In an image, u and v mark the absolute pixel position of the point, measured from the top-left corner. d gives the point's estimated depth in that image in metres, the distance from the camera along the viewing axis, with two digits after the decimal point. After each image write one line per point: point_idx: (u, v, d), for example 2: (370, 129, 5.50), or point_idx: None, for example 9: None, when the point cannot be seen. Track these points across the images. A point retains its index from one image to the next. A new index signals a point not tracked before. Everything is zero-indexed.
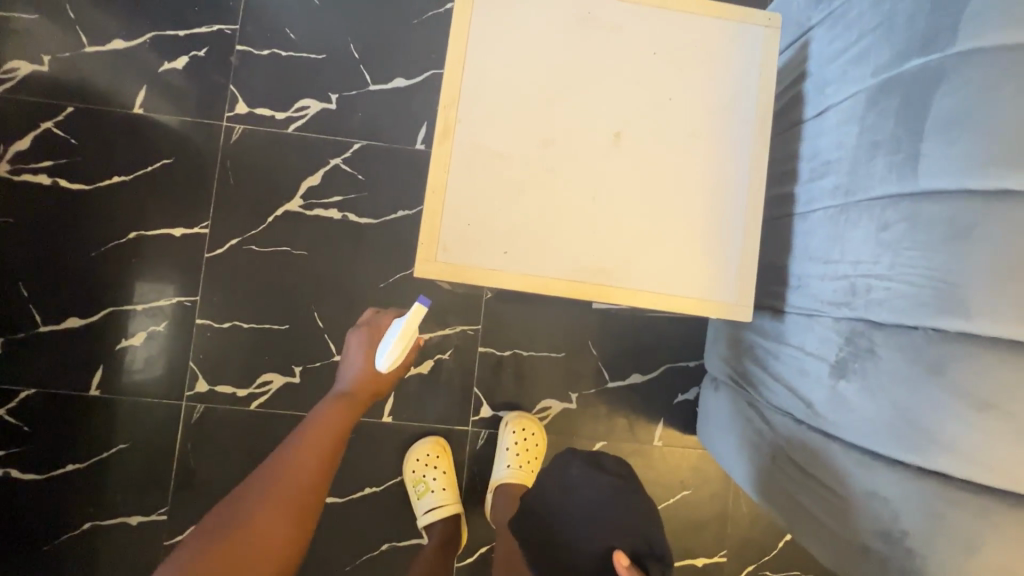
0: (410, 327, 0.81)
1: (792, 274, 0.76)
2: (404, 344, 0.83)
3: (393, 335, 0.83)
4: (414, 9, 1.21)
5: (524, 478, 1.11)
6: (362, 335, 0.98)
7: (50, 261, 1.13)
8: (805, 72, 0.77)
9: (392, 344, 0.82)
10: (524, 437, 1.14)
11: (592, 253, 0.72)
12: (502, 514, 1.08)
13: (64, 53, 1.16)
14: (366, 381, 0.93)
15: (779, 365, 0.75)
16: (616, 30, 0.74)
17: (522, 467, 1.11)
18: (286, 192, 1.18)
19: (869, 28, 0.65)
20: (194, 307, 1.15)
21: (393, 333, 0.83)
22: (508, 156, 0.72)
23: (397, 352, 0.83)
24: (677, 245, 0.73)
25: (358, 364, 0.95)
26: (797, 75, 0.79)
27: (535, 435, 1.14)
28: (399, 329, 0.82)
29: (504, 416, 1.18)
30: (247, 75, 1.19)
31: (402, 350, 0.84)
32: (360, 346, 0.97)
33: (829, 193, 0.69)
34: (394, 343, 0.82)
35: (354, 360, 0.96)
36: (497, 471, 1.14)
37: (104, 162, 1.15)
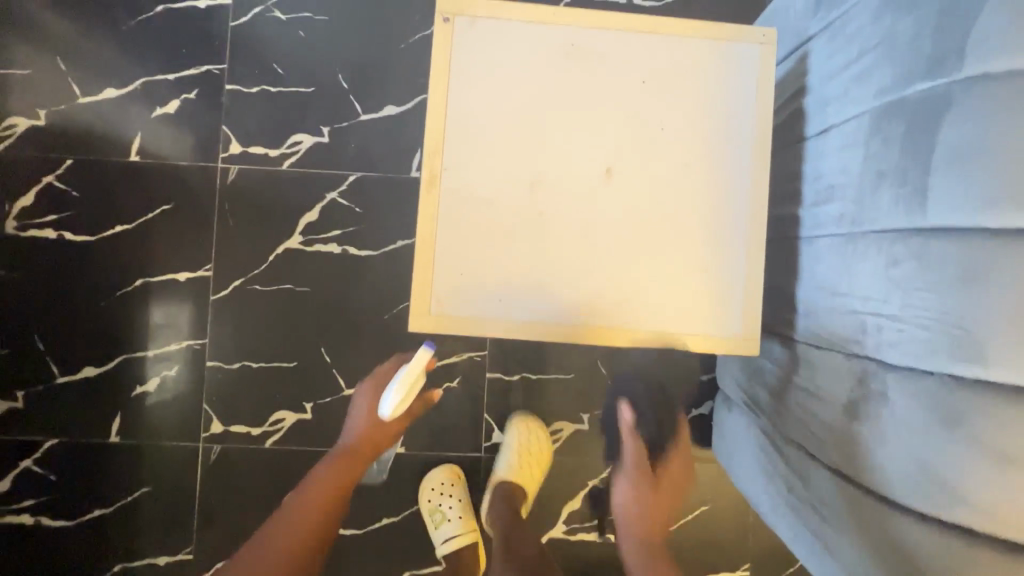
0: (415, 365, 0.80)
1: (801, 301, 0.73)
2: (408, 390, 0.79)
3: (396, 381, 0.78)
4: (400, 33, 1.19)
5: (523, 477, 1.11)
6: (368, 382, 0.96)
7: (64, 312, 1.15)
8: (806, 86, 0.74)
9: (394, 390, 0.78)
10: (529, 438, 1.13)
11: (587, 295, 0.71)
12: (499, 511, 1.08)
13: (60, 106, 1.17)
14: (367, 436, 0.91)
15: (792, 395, 0.73)
16: (600, 60, 0.71)
17: (523, 467, 1.11)
18: (285, 230, 1.17)
19: (869, 47, 0.61)
20: (203, 349, 1.16)
21: (392, 381, 0.79)
22: (496, 201, 0.70)
23: (398, 400, 0.78)
24: (675, 281, 0.71)
25: (364, 411, 0.94)
26: (798, 89, 0.77)
27: (541, 438, 1.14)
28: (401, 377, 0.78)
29: (508, 416, 1.17)
30: (238, 114, 1.18)
31: (403, 399, 0.78)
32: (367, 393, 0.95)
33: (835, 219, 0.66)
34: (396, 389, 0.77)
35: (359, 410, 0.95)
36: (497, 466, 1.14)
37: (104, 212, 1.16)
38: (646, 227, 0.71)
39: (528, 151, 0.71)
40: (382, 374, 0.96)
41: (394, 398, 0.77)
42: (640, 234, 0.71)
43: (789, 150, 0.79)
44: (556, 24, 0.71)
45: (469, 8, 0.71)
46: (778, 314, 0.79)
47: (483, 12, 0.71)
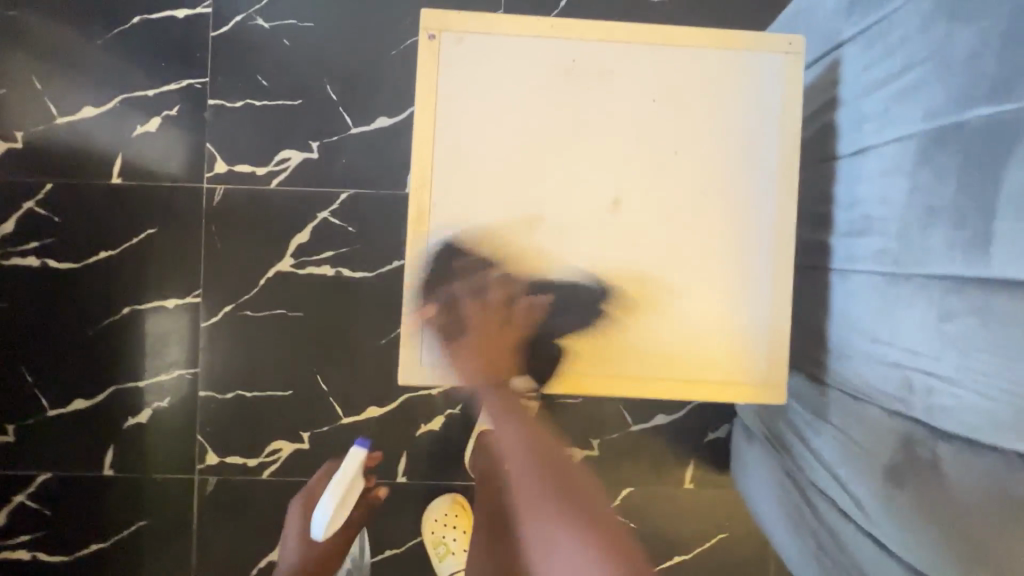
0: (350, 470, 0.83)
1: (833, 341, 0.66)
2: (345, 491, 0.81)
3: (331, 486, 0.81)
4: (391, 39, 1.11)
5: None
6: (299, 502, 1.03)
7: (50, 344, 1.11)
8: (839, 98, 0.66)
9: (332, 492, 0.79)
10: None
11: (596, 341, 0.64)
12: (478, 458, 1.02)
13: (38, 127, 1.11)
14: (301, 563, 0.96)
15: (822, 444, 0.66)
16: (606, 76, 0.64)
17: None
18: (276, 253, 1.12)
19: (917, 59, 0.53)
20: (195, 379, 1.12)
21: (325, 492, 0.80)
22: (491, 239, 0.63)
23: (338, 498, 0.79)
24: (693, 324, 0.63)
25: (297, 535, 1.00)
26: (829, 100, 0.69)
27: None
28: (337, 481, 0.81)
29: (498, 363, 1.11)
30: (223, 131, 1.12)
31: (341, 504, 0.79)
32: (298, 515, 1.02)
33: (875, 254, 0.58)
34: (335, 490, 0.80)
35: (291, 537, 1.01)
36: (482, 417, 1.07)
37: (88, 238, 1.11)
38: (659, 264, 0.64)
39: (525, 182, 0.64)
40: (309, 496, 1.02)
41: (333, 498, 0.79)
42: (652, 272, 0.64)
43: (819, 168, 0.71)
44: (555, 36, 0.64)
45: (456, 22, 0.63)
46: (809, 349, 0.72)
47: (472, 27, 0.63)
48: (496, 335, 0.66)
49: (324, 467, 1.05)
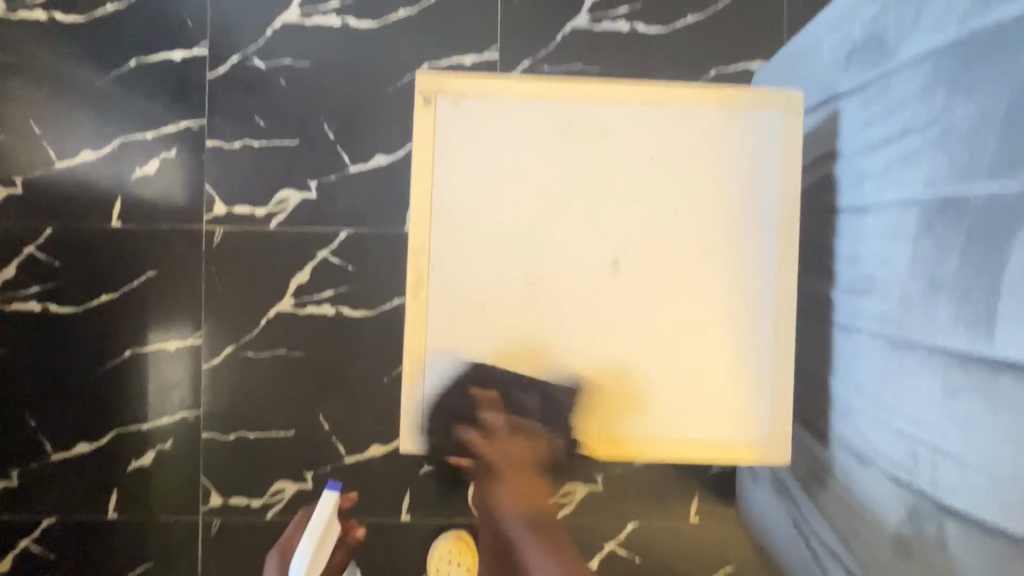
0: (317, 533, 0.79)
1: (839, 398, 0.65)
2: (319, 539, 0.79)
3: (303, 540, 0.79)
4: (388, 77, 1.12)
5: None
6: None
7: (53, 388, 1.11)
8: (839, 151, 0.66)
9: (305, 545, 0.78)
10: None
11: (600, 405, 0.64)
12: None
13: (37, 172, 1.12)
14: None
15: (827, 499, 0.66)
16: (603, 136, 0.64)
17: None
18: (276, 293, 1.12)
19: (918, 124, 0.53)
20: (198, 420, 1.12)
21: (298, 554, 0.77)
22: (490, 304, 0.64)
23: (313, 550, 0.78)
24: (694, 386, 0.64)
25: None
26: (828, 151, 0.68)
27: None
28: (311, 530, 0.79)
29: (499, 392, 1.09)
30: (222, 172, 1.12)
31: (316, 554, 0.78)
32: None
33: (877, 316, 0.58)
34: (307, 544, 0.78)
35: None
36: None
37: (89, 282, 1.11)
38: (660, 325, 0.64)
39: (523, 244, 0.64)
40: None
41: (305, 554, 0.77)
42: (653, 333, 0.64)
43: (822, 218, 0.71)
44: (551, 98, 0.64)
45: (451, 86, 0.64)
46: (814, 400, 0.71)
47: (467, 90, 0.64)
48: (528, 480, 0.67)
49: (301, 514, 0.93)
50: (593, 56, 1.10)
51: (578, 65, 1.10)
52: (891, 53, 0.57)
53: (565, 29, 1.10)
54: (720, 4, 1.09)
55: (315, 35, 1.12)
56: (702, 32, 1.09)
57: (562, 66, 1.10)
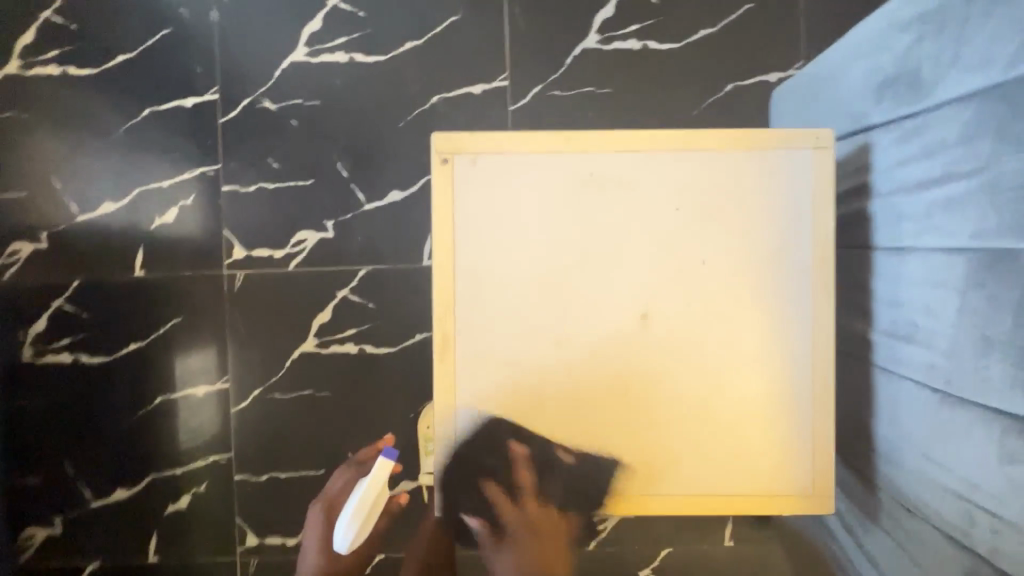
0: (368, 496, 0.78)
1: (889, 442, 0.64)
2: (364, 514, 0.78)
3: (348, 514, 0.78)
4: (398, 111, 1.11)
5: None
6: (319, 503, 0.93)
7: (89, 437, 1.13)
8: (881, 189, 0.64)
9: (352, 520, 0.77)
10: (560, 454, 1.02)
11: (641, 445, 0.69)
12: None
13: (60, 226, 1.13)
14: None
15: (886, 544, 0.66)
16: (625, 187, 0.68)
17: None
18: (300, 333, 1.12)
19: (962, 172, 0.51)
20: (230, 462, 1.13)
21: (348, 509, 0.78)
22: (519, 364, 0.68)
23: (359, 526, 0.78)
24: (719, 440, 0.68)
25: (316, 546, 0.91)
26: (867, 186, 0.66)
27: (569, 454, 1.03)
28: (357, 504, 0.78)
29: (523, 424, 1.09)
30: (239, 216, 1.13)
31: (360, 530, 0.78)
32: (318, 522, 0.92)
33: (924, 366, 0.57)
34: (353, 521, 0.77)
35: (308, 555, 0.90)
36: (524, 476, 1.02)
37: (117, 331, 1.13)
38: (684, 377, 0.68)
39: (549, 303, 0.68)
40: (335, 504, 0.92)
41: (351, 527, 0.77)
42: (678, 386, 0.68)
43: (865, 252, 0.69)
44: (572, 152, 0.68)
45: (466, 146, 0.67)
46: (864, 440, 0.69)
47: (484, 148, 0.67)
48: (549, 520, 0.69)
49: (349, 470, 0.96)
50: (605, 77, 1.08)
51: (591, 87, 1.08)
52: (926, 91, 0.55)
53: (575, 51, 1.08)
54: (734, 17, 1.06)
55: (324, 73, 1.11)
56: (716, 47, 1.06)
57: (573, 89, 1.08)
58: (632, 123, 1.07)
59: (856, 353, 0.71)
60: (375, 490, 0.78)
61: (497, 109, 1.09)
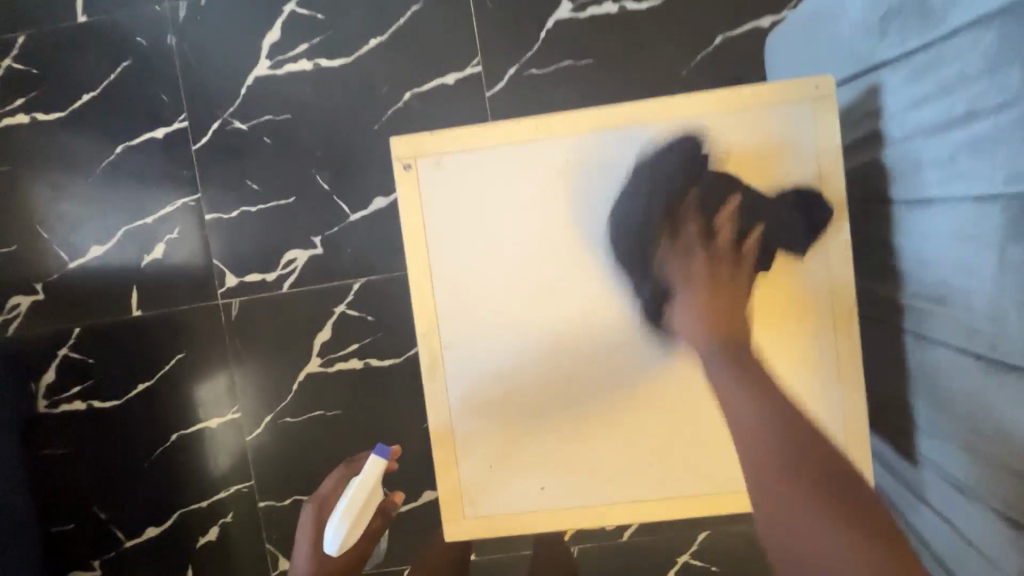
0: (360, 495, 0.70)
1: (935, 417, 0.58)
2: (356, 513, 0.70)
3: (339, 512, 0.69)
4: (371, 113, 1.06)
5: None
6: (312, 503, 0.77)
7: (113, 480, 1.14)
8: (901, 135, 0.57)
9: (340, 522, 0.69)
10: None
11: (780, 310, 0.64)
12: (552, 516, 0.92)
13: (54, 275, 1.13)
14: None
15: (936, 522, 0.61)
16: (607, 169, 0.65)
17: None
18: (303, 355, 1.10)
19: (988, 107, 0.44)
20: (252, 490, 1.13)
21: (337, 510, 0.69)
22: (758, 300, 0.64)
23: (347, 529, 0.69)
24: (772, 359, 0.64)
25: (307, 554, 0.73)
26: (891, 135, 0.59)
27: None
28: (348, 501, 0.70)
29: None
30: (226, 244, 1.10)
31: (352, 531, 0.70)
32: (311, 524, 0.75)
33: (963, 331, 0.51)
34: (343, 520, 0.69)
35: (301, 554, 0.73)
36: None
37: (123, 374, 1.13)
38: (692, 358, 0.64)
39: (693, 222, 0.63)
40: (328, 500, 0.76)
41: (341, 529, 0.69)
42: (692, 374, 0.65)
43: (888, 205, 0.62)
44: (546, 139, 0.65)
45: (429, 148, 0.65)
46: (904, 412, 0.64)
47: (449, 147, 0.65)
48: (728, 283, 0.61)
49: (339, 471, 0.79)
50: (584, 46, 1.00)
51: (568, 60, 1.01)
52: (934, 18, 0.48)
53: (548, 23, 1.01)
54: None
55: (290, 84, 1.07)
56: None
57: (551, 65, 1.01)
58: (618, 92, 1.00)
59: (887, 317, 0.65)
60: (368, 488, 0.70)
61: (473, 97, 1.04)
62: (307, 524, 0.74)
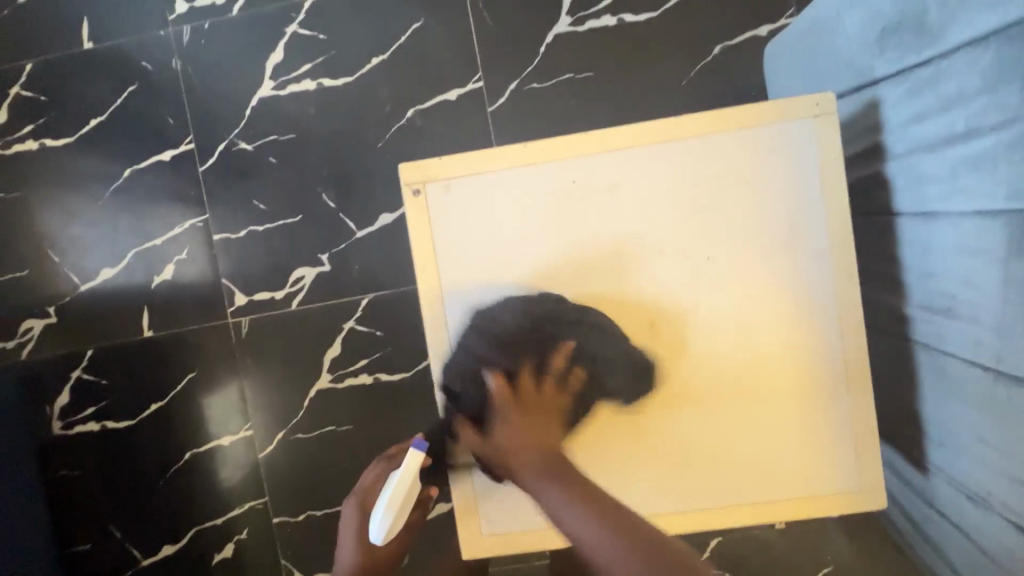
0: (402, 488, 0.63)
1: (943, 426, 0.59)
2: (399, 504, 0.63)
3: (383, 501, 0.63)
4: (375, 130, 1.07)
5: None
6: (353, 497, 0.73)
7: (128, 500, 1.15)
8: (903, 149, 0.58)
9: (383, 514, 0.63)
10: None
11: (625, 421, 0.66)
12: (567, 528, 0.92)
13: (65, 298, 1.14)
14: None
15: (949, 529, 0.61)
16: (612, 190, 0.65)
17: None
18: (313, 371, 1.11)
19: (987, 125, 0.45)
20: (266, 506, 1.14)
21: (380, 500, 0.63)
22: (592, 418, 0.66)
23: (391, 520, 0.63)
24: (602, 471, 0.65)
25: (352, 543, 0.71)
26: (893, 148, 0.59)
27: None
28: (390, 492, 0.63)
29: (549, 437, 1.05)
30: (235, 263, 1.12)
31: (396, 520, 0.63)
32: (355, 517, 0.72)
33: (970, 342, 0.52)
34: (386, 513, 0.62)
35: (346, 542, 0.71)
36: None
37: (136, 394, 1.14)
38: (700, 376, 0.65)
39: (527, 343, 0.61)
40: (370, 495, 0.72)
41: (384, 520, 0.63)
42: (694, 394, 0.65)
43: (892, 217, 0.63)
44: (553, 163, 0.66)
45: (437, 173, 0.66)
46: (913, 421, 0.64)
47: (456, 172, 0.66)
48: (547, 413, 0.58)
49: (379, 464, 0.75)
50: (584, 59, 1.02)
51: (569, 74, 1.02)
52: (932, 38, 0.49)
53: (547, 38, 1.02)
54: None
55: (294, 104, 1.08)
56: (696, 8, 0.99)
57: (552, 79, 1.02)
58: (618, 104, 1.01)
59: (894, 326, 0.66)
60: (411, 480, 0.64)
61: (476, 112, 1.05)
62: (352, 519, 0.71)
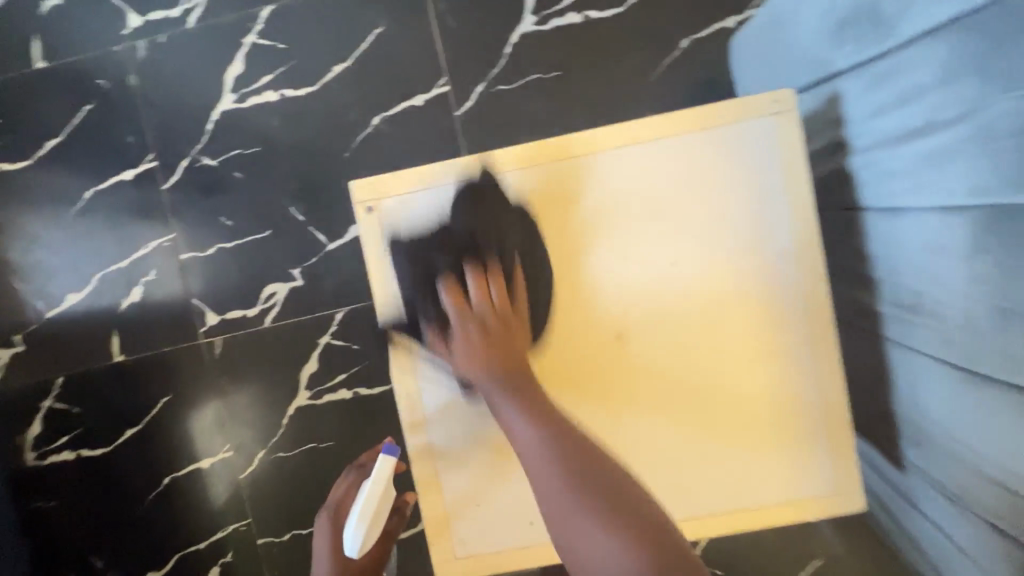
0: (375, 494, 0.67)
1: (919, 425, 0.57)
2: (374, 513, 0.67)
3: (355, 513, 0.66)
4: (341, 140, 1.05)
5: None
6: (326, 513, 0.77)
7: (108, 528, 1.13)
8: (867, 145, 0.56)
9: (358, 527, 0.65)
10: None
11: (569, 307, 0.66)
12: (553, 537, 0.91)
13: (32, 326, 1.11)
14: None
15: (929, 526, 0.60)
16: (571, 200, 0.65)
17: None
18: (291, 389, 1.09)
19: (945, 120, 0.44)
20: (250, 528, 1.12)
21: (353, 512, 0.66)
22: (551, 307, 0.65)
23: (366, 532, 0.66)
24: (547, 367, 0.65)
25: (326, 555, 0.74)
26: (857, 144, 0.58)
27: None
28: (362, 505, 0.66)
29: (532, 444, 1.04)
30: (205, 282, 1.09)
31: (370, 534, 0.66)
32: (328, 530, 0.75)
33: (939, 340, 0.51)
34: (360, 525, 0.65)
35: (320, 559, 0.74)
36: None
37: (110, 420, 1.11)
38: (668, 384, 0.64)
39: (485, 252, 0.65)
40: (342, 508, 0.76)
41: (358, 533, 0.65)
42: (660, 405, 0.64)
43: (859, 213, 0.62)
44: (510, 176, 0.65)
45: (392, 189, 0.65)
46: (889, 418, 0.63)
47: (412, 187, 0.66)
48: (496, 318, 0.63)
49: (349, 476, 0.80)
50: (548, 59, 1.00)
51: (535, 74, 1.00)
52: (888, 31, 0.48)
53: (511, 39, 1.00)
54: None
55: (257, 117, 1.05)
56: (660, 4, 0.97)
57: (519, 79, 1.00)
58: (586, 102, 0.99)
59: (866, 323, 0.65)
60: (383, 489, 0.68)
61: (442, 117, 1.02)
62: (325, 531, 0.75)
